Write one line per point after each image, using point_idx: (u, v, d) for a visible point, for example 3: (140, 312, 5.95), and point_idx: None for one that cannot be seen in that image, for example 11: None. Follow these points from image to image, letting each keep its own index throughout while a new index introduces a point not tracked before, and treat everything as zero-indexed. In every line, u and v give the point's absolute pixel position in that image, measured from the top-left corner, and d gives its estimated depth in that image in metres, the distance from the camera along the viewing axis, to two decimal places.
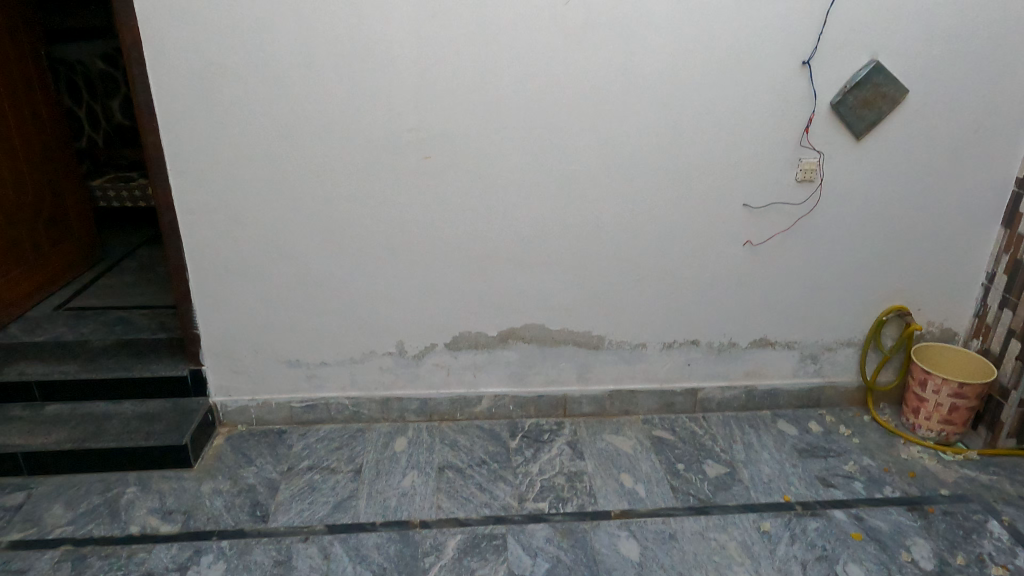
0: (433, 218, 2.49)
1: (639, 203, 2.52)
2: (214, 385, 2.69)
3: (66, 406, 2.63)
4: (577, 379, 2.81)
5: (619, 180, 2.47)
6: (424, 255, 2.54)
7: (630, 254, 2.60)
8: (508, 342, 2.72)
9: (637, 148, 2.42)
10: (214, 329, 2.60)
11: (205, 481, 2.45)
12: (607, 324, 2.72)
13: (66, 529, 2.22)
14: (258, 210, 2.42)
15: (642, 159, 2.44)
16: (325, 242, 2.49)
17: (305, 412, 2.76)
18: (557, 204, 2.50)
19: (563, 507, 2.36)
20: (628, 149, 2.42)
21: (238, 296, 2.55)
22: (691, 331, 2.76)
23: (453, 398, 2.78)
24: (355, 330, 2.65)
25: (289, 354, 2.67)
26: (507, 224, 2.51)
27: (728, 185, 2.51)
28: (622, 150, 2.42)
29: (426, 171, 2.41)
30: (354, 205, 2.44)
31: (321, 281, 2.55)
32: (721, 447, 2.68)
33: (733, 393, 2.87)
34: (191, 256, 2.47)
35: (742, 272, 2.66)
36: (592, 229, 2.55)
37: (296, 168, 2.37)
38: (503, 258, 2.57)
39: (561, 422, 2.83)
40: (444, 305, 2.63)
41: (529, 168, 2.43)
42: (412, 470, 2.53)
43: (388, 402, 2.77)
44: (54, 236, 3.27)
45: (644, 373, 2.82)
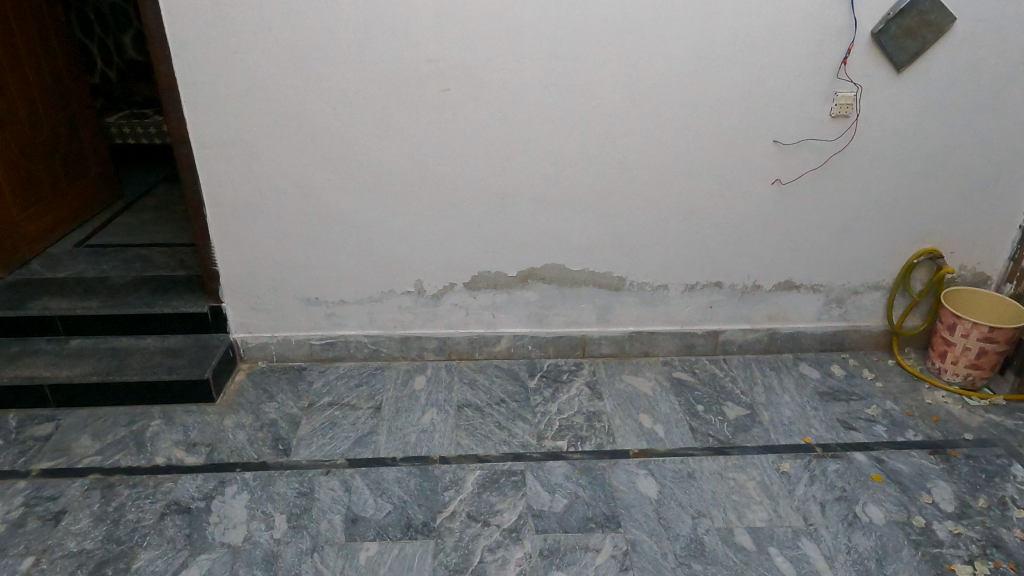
0: (453, 154, 2.42)
1: (665, 139, 2.43)
2: (234, 322, 2.70)
3: (90, 341, 2.66)
4: (597, 320, 2.78)
5: (645, 115, 2.38)
6: (443, 192, 2.49)
7: (655, 193, 2.53)
8: (528, 282, 2.69)
9: (664, 81, 2.32)
10: (233, 265, 2.59)
11: (228, 415, 2.48)
12: (629, 264, 2.67)
13: (94, 459, 2.26)
14: (274, 144, 2.37)
15: (670, 92, 2.34)
16: (343, 178, 2.44)
17: (324, 350, 2.76)
18: (580, 140, 2.42)
19: (582, 445, 2.36)
20: (655, 82, 2.32)
21: (256, 232, 2.53)
22: (714, 273, 2.70)
23: (472, 338, 2.77)
24: (373, 269, 2.62)
25: (308, 291, 2.66)
26: (528, 161, 2.45)
27: (759, 120, 2.41)
28: (649, 83, 2.32)
29: (445, 104, 2.33)
30: (371, 140, 2.39)
31: (339, 218, 2.52)
32: (742, 390, 2.66)
33: (755, 336, 2.83)
34: (208, 191, 2.44)
35: (769, 213, 2.59)
36: (616, 166, 2.47)
37: (312, 100, 2.31)
38: (524, 196, 2.51)
39: (580, 362, 2.81)
40: (463, 243, 2.59)
41: (551, 102, 2.34)
42: (431, 408, 2.54)
43: (407, 341, 2.77)
44: (71, 173, 3.25)
45: (665, 315, 2.79)
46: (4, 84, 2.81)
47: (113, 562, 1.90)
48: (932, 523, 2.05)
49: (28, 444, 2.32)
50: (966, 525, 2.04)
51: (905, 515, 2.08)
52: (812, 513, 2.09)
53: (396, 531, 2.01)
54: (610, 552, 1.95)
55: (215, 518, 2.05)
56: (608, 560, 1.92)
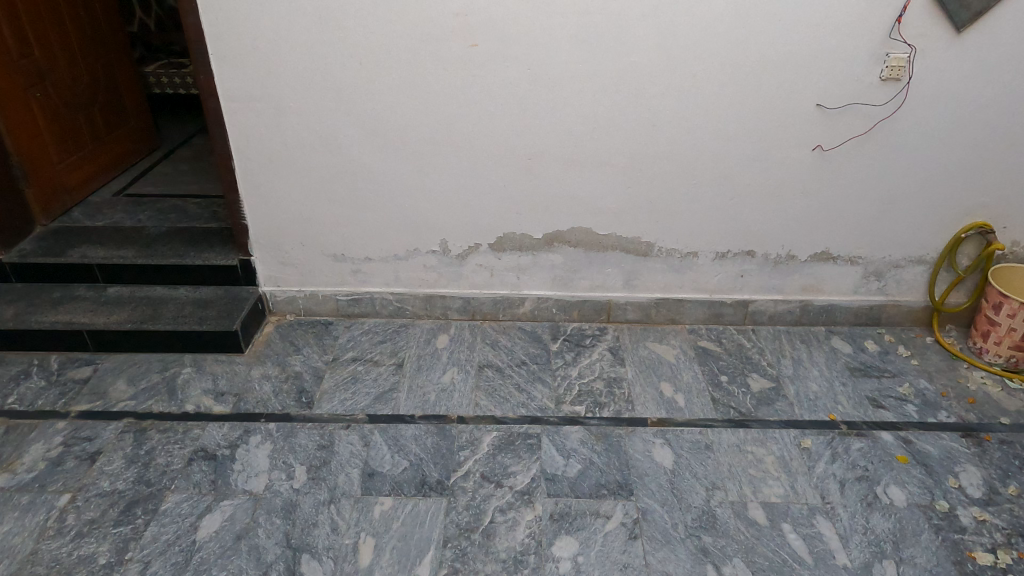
0: (480, 112, 2.37)
1: (701, 100, 2.33)
2: (263, 276, 2.74)
3: (126, 288, 2.74)
4: (623, 285, 2.73)
5: (680, 75, 2.28)
6: (469, 151, 2.45)
7: (687, 157, 2.44)
8: (554, 245, 2.65)
9: (702, 39, 2.21)
10: (262, 219, 2.61)
11: (255, 366, 2.55)
12: (658, 229, 2.60)
13: (128, 403, 2.36)
14: (301, 100, 2.36)
15: (708, 51, 2.23)
16: (369, 134, 2.42)
17: (351, 306, 2.79)
18: (611, 100, 2.33)
19: (600, 412, 2.36)
20: (692, 39, 2.21)
21: (284, 188, 2.54)
22: (747, 241, 2.61)
23: (496, 299, 2.76)
24: (399, 228, 2.62)
25: (334, 248, 2.67)
26: (558, 120, 2.38)
27: (802, 82, 2.28)
28: (686, 41, 2.22)
29: (472, 60, 2.28)
30: (397, 96, 2.35)
31: (365, 175, 2.51)
32: (768, 361, 2.60)
33: (787, 306, 2.74)
34: (236, 145, 2.45)
35: (808, 180, 2.47)
36: (648, 128, 2.39)
37: (338, 55, 2.27)
38: (552, 156, 2.45)
39: (604, 327, 2.78)
40: (489, 204, 2.56)
41: (582, 60, 2.26)
42: (452, 367, 2.56)
43: (431, 300, 2.77)
44: (111, 122, 3.30)
45: (693, 282, 2.72)
46: (44, 33, 2.85)
47: (142, 503, 1.99)
48: (956, 508, 1.99)
49: (68, 386, 2.43)
50: (992, 512, 1.98)
51: (928, 498, 2.03)
52: (831, 491, 2.05)
53: (410, 488, 2.05)
54: (620, 519, 1.95)
55: (239, 466, 2.13)
56: (617, 527, 1.93)
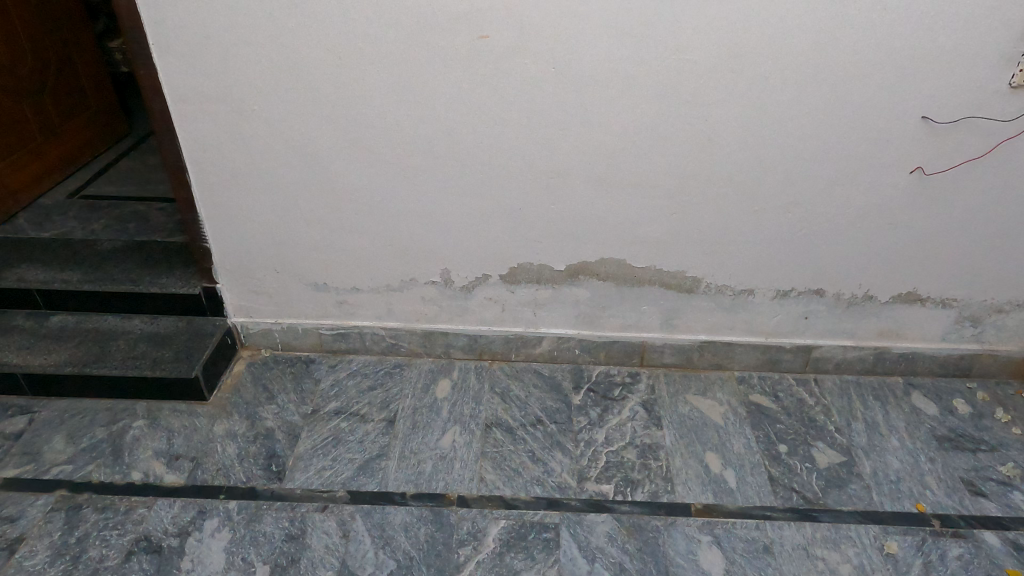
0: (490, 120, 1.89)
1: (771, 108, 1.83)
2: (231, 305, 2.31)
3: (72, 317, 2.31)
4: (661, 325, 2.27)
5: (748, 77, 1.78)
6: (477, 166, 1.98)
7: (749, 178, 1.95)
8: (579, 278, 2.18)
9: (778, 32, 1.71)
10: (227, 242, 2.17)
11: (219, 420, 2.14)
12: (707, 262, 2.12)
13: (64, 469, 1.96)
14: (267, 102, 1.89)
15: (785, 47, 1.73)
16: (353, 144, 1.96)
17: (336, 341, 2.36)
18: (657, 108, 1.84)
19: (632, 494, 1.93)
20: (765, 32, 1.71)
21: (251, 206, 2.09)
22: (816, 278, 2.13)
23: (509, 337, 2.31)
24: (392, 255, 2.17)
25: (315, 276, 2.23)
26: (588, 132, 1.90)
27: (903, 88, 1.78)
28: (757, 34, 1.71)
29: (481, 57, 1.79)
30: (387, 100, 1.87)
31: (349, 194, 2.05)
32: (837, 426, 2.14)
33: (858, 354, 2.27)
34: (190, 155, 2.00)
35: (900, 208, 1.98)
36: (702, 143, 1.90)
37: (311, 48, 1.80)
38: (579, 174, 1.98)
39: (636, 373, 2.34)
40: (501, 228, 2.09)
41: (621, 57, 1.76)
42: (453, 425, 2.13)
43: (431, 337, 2.33)
44: (66, 109, 2.84)
45: (746, 323, 2.25)
46: None
47: None
48: None
49: None
50: None
51: None
52: None
53: None
54: None
55: (188, 564, 1.72)
56: None
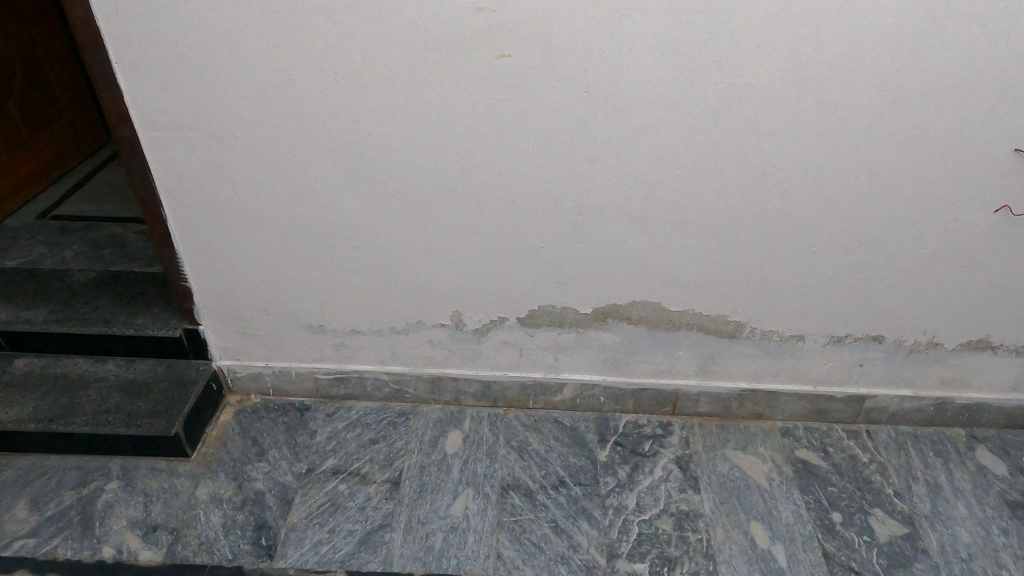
0: (511, 150, 1.64)
1: (838, 139, 1.58)
2: (216, 347, 2.06)
3: (38, 361, 2.07)
4: (697, 372, 2.03)
5: (813, 103, 1.53)
6: (494, 201, 1.73)
7: (806, 216, 1.71)
8: (607, 322, 1.94)
9: (852, 53, 1.45)
10: (209, 281, 1.92)
11: (203, 481, 1.90)
12: (753, 306, 1.88)
13: (25, 544, 1.73)
14: (252, 129, 1.63)
15: (859, 69, 1.47)
16: (352, 175, 1.70)
17: (334, 386, 2.12)
18: (704, 138, 1.59)
19: (670, 575, 1.69)
20: (836, 53, 1.45)
21: (236, 243, 1.84)
22: (876, 324, 1.89)
23: (526, 384, 2.07)
24: (396, 296, 1.92)
25: (309, 317, 1.98)
26: (624, 164, 1.65)
27: (994, 117, 1.53)
28: (827, 54, 1.46)
29: (502, 79, 1.53)
30: (391, 127, 1.62)
31: (348, 230, 1.80)
32: (895, 489, 1.91)
33: (917, 404, 2.04)
34: (164, 187, 1.74)
35: (976, 250, 1.74)
36: (754, 177, 1.64)
37: (302, 69, 1.54)
38: (610, 211, 1.72)
39: (667, 423, 2.10)
40: (520, 269, 1.84)
41: (665, 80, 1.51)
42: (465, 488, 1.90)
43: (440, 383, 2.09)
44: (36, 121, 2.58)
45: (793, 371, 2.01)
46: None
47: None
48: None
49: None
50: None
51: None
52: None
53: None
54: None
55: None
56: None
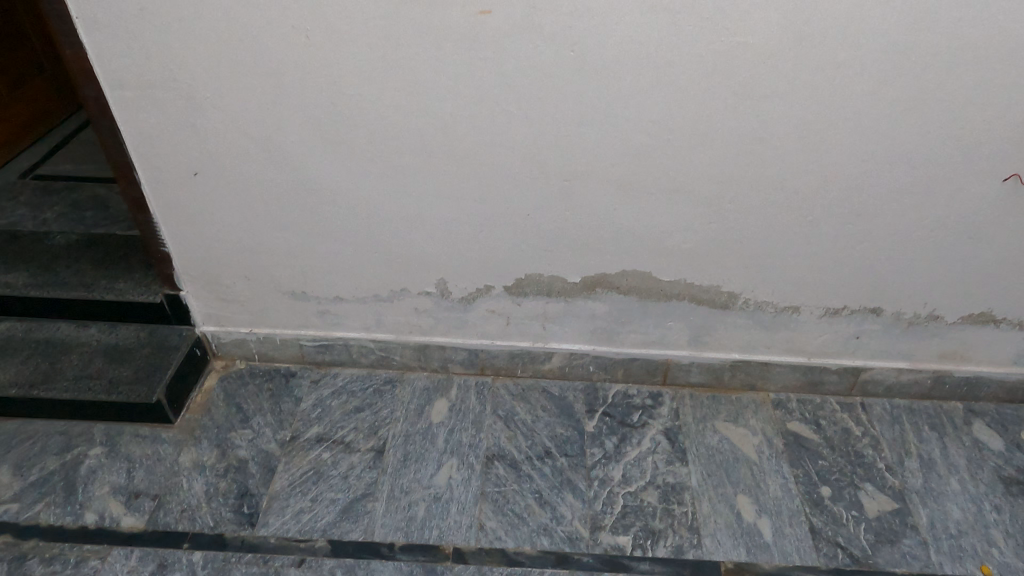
0: (493, 112, 1.56)
1: (839, 102, 1.49)
2: (199, 313, 2.03)
3: (20, 325, 2.04)
4: (689, 342, 1.98)
5: (813, 64, 1.43)
6: (478, 165, 1.66)
7: (804, 183, 1.63)
8: (596, 291, 1.88)
9: (856, 9, 1.35)
10: (187, 246, 1.87)
11: (186, 448, 1.89)
12: (747, 276, 1.81)
13: (9, 509, 1.73)
14: (222, 89, 1.56)
15: (862, 28, 1.38)
16: (329, 138, 1.63)
17: (319, 353, 2.09)
18: (696, 101, 1.50)
19: (653, 548, 1.68)
20: (839, 9, 1.36)
21: (213, 207, 1.78)
22: (874, 295, 1.83)
23: (514, 352, 2.03)
24: (379, 263, 1.87)
25: (292, 284, 1.94)
26: (612, 128, 1.57)
27: (1007, 80, 1.43)
28: (828, 10, 1.36)
29: (483, 37, 1.44)
30: (367, 88, 1.54)
31: (327, 194, 1.74)
32: (887, 463, 1.88)
33: (914, 377, 1.99)
34: (136, 149, 1.68)
35: (982, 220, 1.66)
36: (750, 142, 1.56)
37: (272, 25, 1.46)
38: (599, 176, 1.65)
39: (658, 393, 2.06)
40: (506, 236, 1.78)
41: (656, 38, 1.42)
42: (449, 458, 1.88)
43: (426, 350, 2.05)
44: (14, 76, 2.51)
45: (787, 342, 1.96)
46: None
47: None
48: None
49: None
50: None
51: None
52: None
53: None
54: None
55: None
56: None
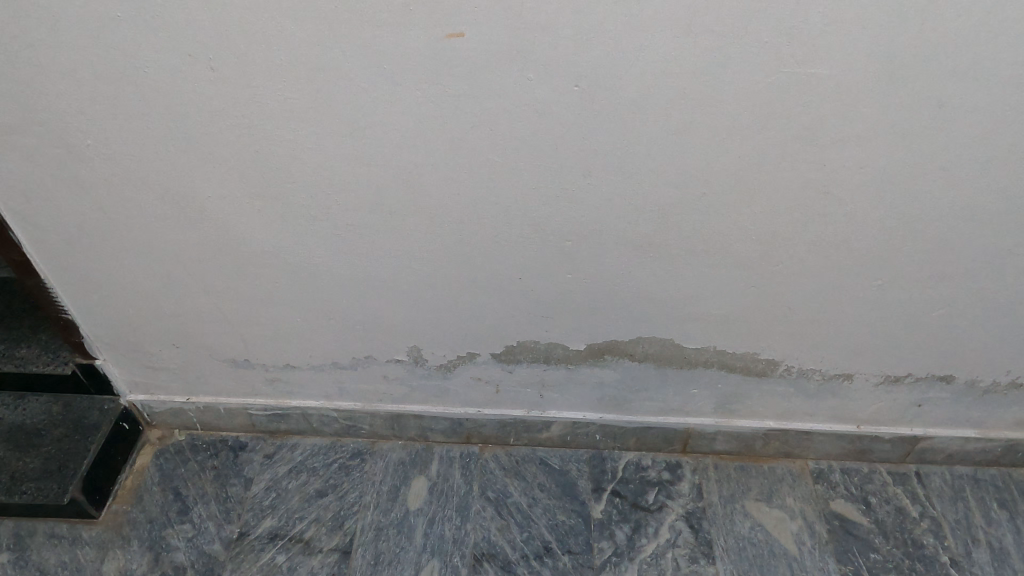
0: (470, 159, 1.19)
1: (927, 147, 1.12)
2: (123, 382, 1.68)
3: None
4: (714, 411, 1.65)
5: (897, 101, 1.07)
6: (452, 221, 1.28)
7: (872, 243, 1.26)
8: (604, 359, 1.53)
9: (964, 32, 0.99)
10: (96, 314, 1.51)
11: (111, 552, 1.56)
12: (791, 344, 1.46)
13: None
14: (111, 135, 1.19)
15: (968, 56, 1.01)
16: (259, 190, 1.26)
17: (273, 422, 1.75)
18: (740, 147, 1.13)
19: None
20: (939, 31, 0.99)
21: (121, 270, 1.41)
22: (946, 363, 1.49)
23: (505, 422, 1.70)
24: (336, 330, 1.52)
25: (230, 352, 1.58)
26: (628, 179, 1.19)
27: None
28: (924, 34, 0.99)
29: (452, 68, 1.07)
30: (304, 131, 1.17)
31: (264, 255, 1.37)
32: (953, 556, 1.56)
33: (981, 446, 1.67)
34: (10, 206, 1.30)
35: None
36: (808, 195, 1.19)
37: (166, 54, 1.08)
38: (609, 235, 1.28)
39: (676, 465, 1.74)
40: (492, 300, 1.42)
41: (686, 69, 1.04)
42: (429, 559, 1.55)
43: (399, 420, 1.71)
44: None
45: (834, 410, 1.63)
46: None
47: None
48: None
49: None
50: None
51: None
52: None
53: None
54: None
55: None
56: None
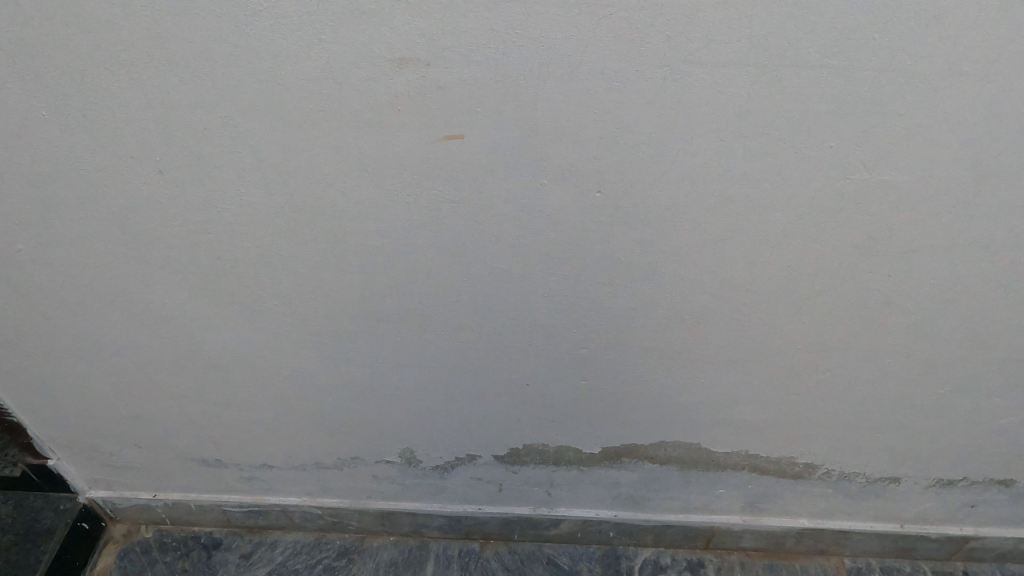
0: (471, 262, 1.01)
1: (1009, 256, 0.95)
2: (83, 477, 1.51)
3: None
4: (743, 509, 1.48)
5: (976, 209, 0.90)
6: (449, 324, 1.11)
7: (935, 352, 1.09)
8: (621, 461, 1.36)
9: None
10: (49, 413, 1.34)
11: None
12: (834, 448, 1.29)
13: None
14: (57, 234, 1.03)
15: None
16: (227, 291, 1.09)
17: (250, 518, 1.57)
18: (786, 254, 0.97)
19: None
20: None
21: (73, 371, 1.25)
22: (1010, 469, 1.31)
23: (509, 520, 1.52)
24: (319, 430, 1.34)
25: (200, 451, 1.41)
26: (655, 285, 1.02)
27: None
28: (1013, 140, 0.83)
29: (450, 170, 0.91)
30: (277, 232, 1.00)
31: (234, 356, 1.20)
32: None
33: None
34: None
35: None
36: (864, 303, 1.03)
37: (117, 152, 0.94)
38: (632, 341, 1.11)
39: (699, 563, 1.57)
40: (495, 403, 1.25)
41: (727, 173, 0.88)
42: None
43: (391, 517, 1.54)
44: None
45: (876, 510, 1.46)
46: None
47: None
48: None
49: None
50: None
51: None
52: None
53: None
54: None
55: None
56: None
